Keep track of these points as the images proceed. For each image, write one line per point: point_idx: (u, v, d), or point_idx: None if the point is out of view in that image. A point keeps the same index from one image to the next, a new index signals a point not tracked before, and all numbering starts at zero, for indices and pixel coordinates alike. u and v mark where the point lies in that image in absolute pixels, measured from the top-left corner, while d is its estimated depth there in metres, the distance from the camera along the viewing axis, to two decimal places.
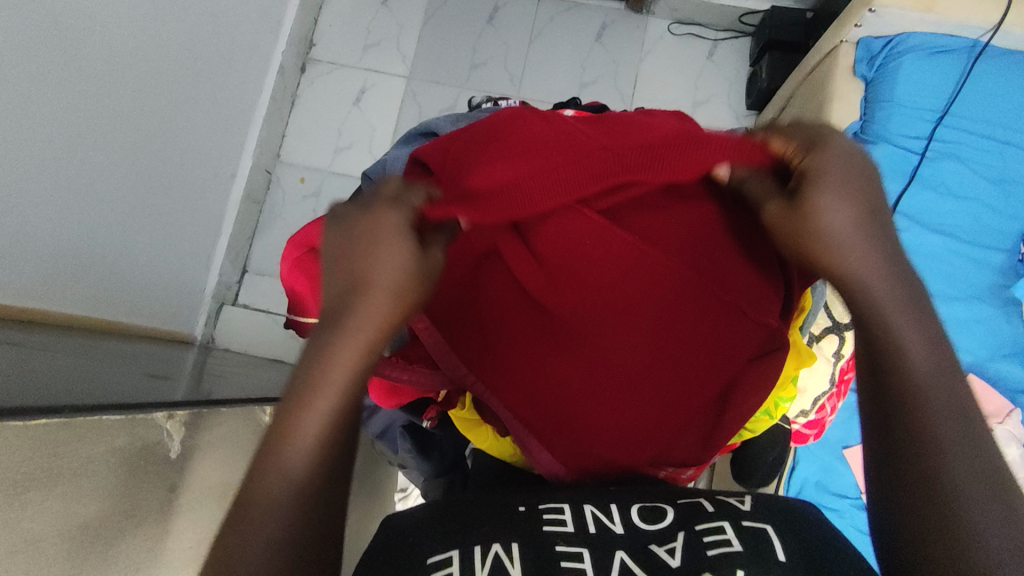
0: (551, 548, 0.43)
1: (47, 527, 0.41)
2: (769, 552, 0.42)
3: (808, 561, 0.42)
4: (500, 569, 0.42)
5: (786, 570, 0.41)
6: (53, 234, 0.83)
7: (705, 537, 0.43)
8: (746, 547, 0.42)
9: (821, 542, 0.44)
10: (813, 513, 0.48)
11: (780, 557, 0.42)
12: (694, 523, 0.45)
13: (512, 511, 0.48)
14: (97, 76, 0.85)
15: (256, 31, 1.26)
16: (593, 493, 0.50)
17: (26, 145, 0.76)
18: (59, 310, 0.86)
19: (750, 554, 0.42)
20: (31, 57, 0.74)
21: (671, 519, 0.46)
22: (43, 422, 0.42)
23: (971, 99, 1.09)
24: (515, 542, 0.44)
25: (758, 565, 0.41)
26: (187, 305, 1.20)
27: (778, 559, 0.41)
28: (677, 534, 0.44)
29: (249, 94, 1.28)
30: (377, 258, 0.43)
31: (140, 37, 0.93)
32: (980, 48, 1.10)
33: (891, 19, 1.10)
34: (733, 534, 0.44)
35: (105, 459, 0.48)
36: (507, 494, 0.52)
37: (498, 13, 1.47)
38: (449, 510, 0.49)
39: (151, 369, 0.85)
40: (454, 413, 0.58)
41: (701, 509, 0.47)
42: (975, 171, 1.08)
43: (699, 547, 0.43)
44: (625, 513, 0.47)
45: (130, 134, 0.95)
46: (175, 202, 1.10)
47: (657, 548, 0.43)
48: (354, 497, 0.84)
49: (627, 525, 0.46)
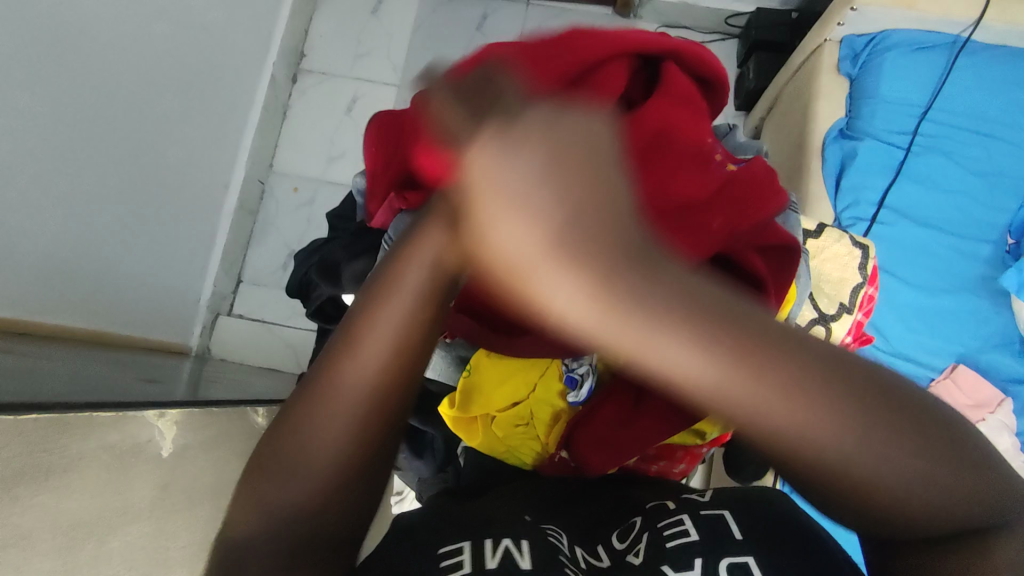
0: (554, 554, 0.43)
1: (38, 523, 0.42)
2: (725, 533, 0.43)
3: (763, 537, 0.42)
4: (509, 563, 0.42)
5: (743, 548, 0.42)
6: (47, 245, 0.83)
7: (663, 532, 0.44)
8: (702, 535, 0.43)
9: (785, 520, 0.44)
10: (777, 494, 0.48)
11: (736, 535, 0.42)
12: (656, 521, 0.45)
13: (513, 518, 0.47)
14: (88, 89, 0.86)
15: (246, 42, 1.27)
16: (582, 525, 0.50)
17: (20, 158, 0.77)
18: (55, 322, 0.86)
19: (706, 542, 0.42)
20: (23, 74, 0.75)
21: (638, 526, 0.47)
22: (32, 418, 0.44)
23: (954, 94, 1.10)
24: (524, 539, 0.44)
25: (715, 551, 0.42)
26: (182, 315, 1.20)
27: (734, 538, 0.42)
28: (642, 537, 0.45)
29: (240, 106, 1.29)
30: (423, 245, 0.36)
31: (129, 49, 0.93)
32: (961, 44, 1.12)
33: (874, 18, 1.12)
34: (690, 524, 0.44)
35: (96, 456, 0.48)
36: (501, 499, 0.52)
37: (486, 21, 1.48)
38: (446, 517, 0.48)
39: (145, 376, 0.85)
40: (445, 412, 0.59)
41: (664, 508, 0.47)
42: (960, 164, 1.09)
43: (659, 541, 0.43)
44: (609, 546, 0.47)
45: (123, 147, 0.95)
46: (168, 214, 1.10)
47: (629, 562, 0.44)
48: None
49: (613, 557, 0.46)
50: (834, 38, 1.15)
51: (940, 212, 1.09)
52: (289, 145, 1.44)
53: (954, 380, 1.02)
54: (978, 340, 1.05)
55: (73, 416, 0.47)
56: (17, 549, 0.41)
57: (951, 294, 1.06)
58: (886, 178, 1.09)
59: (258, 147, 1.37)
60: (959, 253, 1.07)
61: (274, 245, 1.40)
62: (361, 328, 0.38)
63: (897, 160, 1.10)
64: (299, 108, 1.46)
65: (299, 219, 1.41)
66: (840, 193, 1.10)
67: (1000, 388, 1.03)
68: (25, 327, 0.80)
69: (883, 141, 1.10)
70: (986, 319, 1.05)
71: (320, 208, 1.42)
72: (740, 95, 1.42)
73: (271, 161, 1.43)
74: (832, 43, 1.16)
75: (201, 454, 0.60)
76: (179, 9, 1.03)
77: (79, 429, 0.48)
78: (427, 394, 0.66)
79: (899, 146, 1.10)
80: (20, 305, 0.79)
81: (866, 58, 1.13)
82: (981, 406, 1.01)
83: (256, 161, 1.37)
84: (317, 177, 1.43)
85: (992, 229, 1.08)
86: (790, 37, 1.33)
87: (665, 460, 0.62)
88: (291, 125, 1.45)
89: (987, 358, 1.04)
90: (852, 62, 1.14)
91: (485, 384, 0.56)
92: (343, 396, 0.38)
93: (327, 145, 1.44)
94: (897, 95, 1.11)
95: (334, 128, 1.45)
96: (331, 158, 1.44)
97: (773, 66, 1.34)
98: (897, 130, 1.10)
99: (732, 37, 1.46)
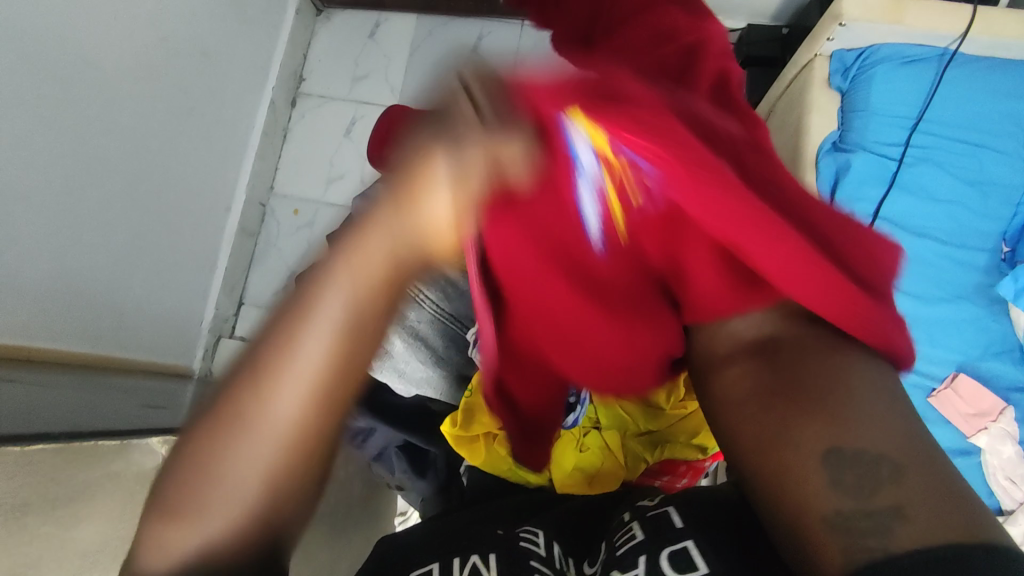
0: (525, 562, 0.42)
1: (45, 553, 0.42)
2: (665, 524, 0.41)
3: (716, 523, 0.40)
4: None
5: (681, 538, 0.40)
6: (51, 273, 0.84)
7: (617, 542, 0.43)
8: (648, 534, 0.41)
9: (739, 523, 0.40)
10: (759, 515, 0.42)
11: (675, 523, 0.41)
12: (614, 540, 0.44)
13: (487, 531, 0.46)
14: (91, 117, 0.88)
15: (246, 67, 1.29)
16: (561, 523, 0.49)
17: (26, 188, 0.79)
18: (58, 348, 0.86)
19: (650, 539, 0.41)
20: (27, 105, 0.77)
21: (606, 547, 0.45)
22: (40, 448, 0.44)
23: (944, 105, 1.12)
24: (492, 552, 0.44)
25: (658, 546, 0.40)
26: (184, 338, 1.20)
27: (673, 528, 0.40)
28: (607, 555, 0.43)
29: (241, 132, 1.31)
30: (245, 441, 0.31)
31: (131, 77, 0.95)
32: (949, 56, 1.13)
33: (862, 32, 1.13)
34: (637, 527, 0.42)
35: (102, 483, 0.49)
36: (482, 513, 0.50)
37: (482, 41, 1.49)
38: (447, 527, 0.48)
39: (148, 401, 0.86)
40: (445, 430, 0.57)
41: (623, 516, 0.46)
42: (954, 175, 1.10)
43: (614, 550, 0.42)
44: (582, 563, 0.46)
45: (125, 173, 0.97)
46: (171, 238, 1.11)
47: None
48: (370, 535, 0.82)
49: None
50: (824, 53, 1.18)
51: (936, 222, 1.09)
52: (289, 167, 1.46)
53: (957, 388, 1.02)
54: (978, 348, 1.05)
55: (79, 445, 0.49)
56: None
57: (949, 302, 1.06)
58: (880, 189, 1.10)
59: (258, 170, 1.38)
60: (958, 262, 1.08)
61: (276, 266, 1.41)
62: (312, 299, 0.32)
63: (890, 172, 1.10)
64: (299, 131, 1.48)
65: (299, 240, 1.42)
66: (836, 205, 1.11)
67: (1001, 396, 1.03)
68: (29, 352, 0.81)
69: (876, 153, 1.11)
70: (984, 326, 1.06)
71: (322, 228, 1.42)
72: None
73: (272, 184, 1.45)
74: (822, 57, 1.18)
75: None
76: (180, 40, 1.06)
77: (85, 457, 0.49)
78: (428, 415, 0.67)
79: (892, 157, 1.11)
80: (23, 332, 0.80)
81: (856, 71, 1.15)
82: (983, 414, 1.01)
83: (257, 184, 1.38)
84: (317, 199, 1.45)
85: (986, 237, 1.09)
86: (780, 52, 1.36)
87: (668, 476, 0.58)
88: (291, 148, 1.47)
89: (988, 366, 1.04)
90: (843, 75, 1.16)
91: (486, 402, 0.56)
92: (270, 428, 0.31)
93: (327, 167, 1.46)
94: (888, 106, 1.12)
95: (334, 150, 1.46)
96: (331, 179, 1.46)
97: (763, 80, 1.37)
98: (888, 142, 1.11)
99: None
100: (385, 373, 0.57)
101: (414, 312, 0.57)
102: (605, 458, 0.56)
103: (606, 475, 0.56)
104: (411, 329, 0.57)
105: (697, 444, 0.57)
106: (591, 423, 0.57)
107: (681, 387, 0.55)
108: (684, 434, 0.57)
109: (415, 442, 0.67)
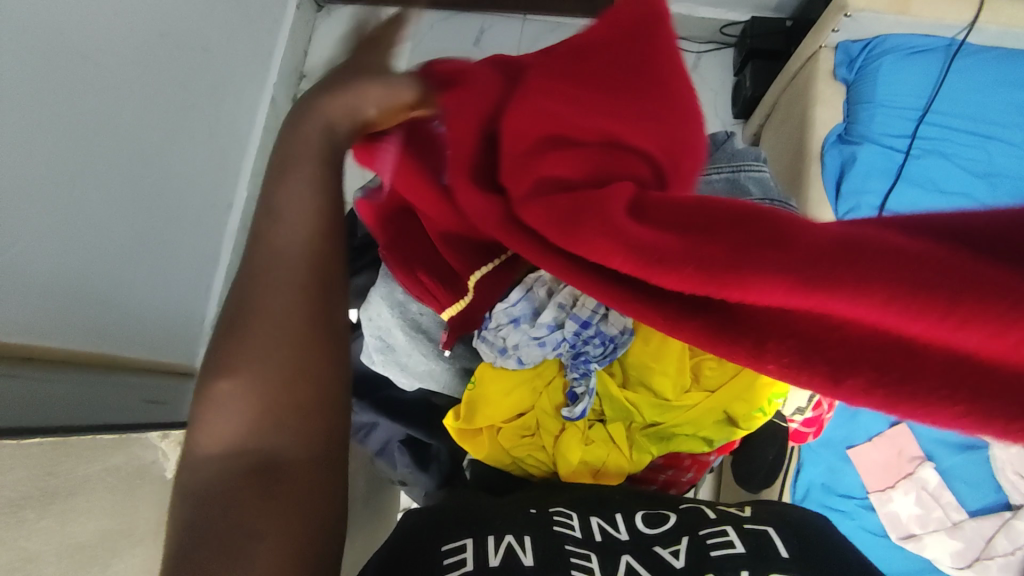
0: (560, 547, 0.42)
1: (44, 546, 0.41)
2: (770, 550, 0.41)
3: (812, 560, 0.41)
4: (513, 559, 0.41)
5: (788, 566, 0.40)
6: (51, 270, 0.84)
7: (706, 539, 0.42)
8: (748, 548, 0.41)
9: (816, 537, 0.43)
10: (826, 527, 0.45)
11: (782, 553, 0.41)
12: (697, 528, 0.43)
13: (521, 512, 0.45)
14: (90, 112, 0.87)
15: (248, 63, 1.28)
16: (599, 500, 0.48)
17: (26, 184, 0.78)
18: (59, 346, 0.85)
19: (752, 556, 0.41)
20: (25, 100, 0.76)
21: (674, 522, 0.44)
22: (37, 441, 0.43)
23: (950, 96, 1.11)
24: (528, 534, 0.43)
25: (760, 566, 0.40)
26: (187, 335, 1.20)
27: (779, 556, 0.41)
28: (680, 537, 0.43)
29: (242, 128, 1.30)
30: (218, 396, 0.37)
31: (131, 72, 0.94)
32: (956, 47, 1.11)
33: (869, 23, 1.12)
34: (735, 536, 0.42)
35: (100, 477, 0.48)
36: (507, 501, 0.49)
37: (484, 36, 1.49)
38: (457, 506, 0.46)
39: (148, 396, 0.85)
40: (448, 424, 0.57)
41: (703, 514, 0.45)
42: (962, 167, 1.09)
43: (702, 549, 0.42)
44: (631, 519, 0.45)
45: (126, 168, 0.96)
46: (172, 235, 1.11)
47: (657, 552, 0.42)
48: (376, 531, 0.82)
49: (632, 532, 0.44)
50: (829, 45, 1.15)
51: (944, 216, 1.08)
52: None
53: None
54: None
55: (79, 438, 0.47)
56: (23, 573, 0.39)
57: None
58: (885, 182, 1.09)
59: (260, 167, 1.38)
60: None
61: None
62: (280, 201, 0.40)
63: (897, 164, 1.09)
64: None
65: None
66: (841, 198, 1.09)
67: None
68: (30, 350, 0.80)
69: (883, 145, 1.10)
70: None
71: None
72: (737, 102, 1.43)
73: None
74: (828, 49, 1.16)
75: None
76: (179, 33, 1.05)
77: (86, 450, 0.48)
78: (432, 408, 0.67)
79: (898, 149, 1.10)
80: (24, 329, 0.79)
81: (862, 62, 1.13)
82: None
83: None
84: None
85: None
86: (784, 44, 1.34)
87: (673, 470, 0.61)
88: None
89: None
90: (848, 67, 1.15)
91: (491, 395, 0.55)
92: (279, 263, 0.39)
93: None
94: (892, 98, 1.11)
95: None
96: None
97: (768, 73, 1.35)
98: (896, 134, 1.10)
99: (726, 47, 1.47)
100: (387, 366, 0.58)
101: (415, 303, 0.57)
102: (610, 452, 0.55)
103: (611, 469, 0.55)
104: (413, 320, 0.57)
105: (701, 436, 0.58)
106: (596, 416, 0.57)
107: (687, 378, 0.55)
108: (689, 428, 0.56)
109: (417, 437, 0.66)
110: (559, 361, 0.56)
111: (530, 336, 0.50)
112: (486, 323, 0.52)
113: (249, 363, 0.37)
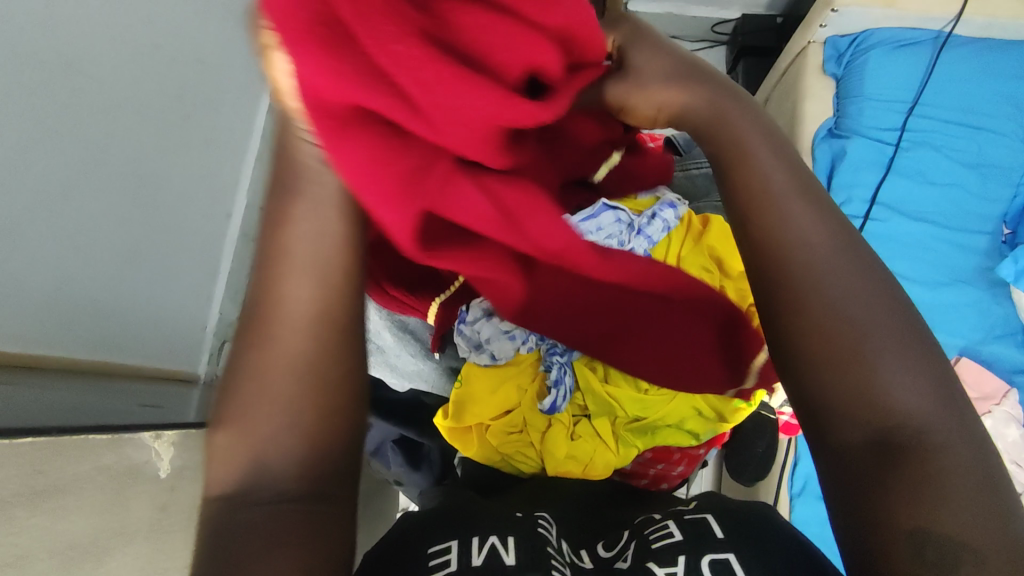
0: (542, 549, 0.42)
1: (35, 543, 0.43)
2: (708, 532, 0.42)
3: (755, 541, 0.40)
4: (496, 556, 0.41)
5: (726, 547, 0.40)
6: (51, 281, 0.85)
7: (650, 537, 0.43)
8: (687, 535, 0.42)
9: (757, 518, 0.42)
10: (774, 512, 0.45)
11: (718, 534, 0.41)
12: (643, 530, 0.44)
13: (505, 515, 0.46)
14: (86, 125, 0.89)
15: (244, 72, 1.30)
16: (573, 520, 0.49)
17: (24, 196, 0.79)
18: (61, 355, 0.87)
19: (691, 542, 0.41)
20: (22, 115, 0.78)
21: (626, 536, 0.46)
22: (27, 441, 0.45)
23: (940, 88, 1.11)
24: (510, 534, 0.43)
25: (700, 549, 0.40)
26: (188, 342, 1.21)
27: (716, 537, 0.41)
28: (630, 545, 0.44)
29: (239, 136, 1.32)
30: (240, 416, 0.37)
31: (128, 84, 0.96)
32: (944, 39, 1.12)
33: (856, 18, 1.14)
34: (675, 528, 0.43)
35: (92, 476, 0.50)
36: (498, 502, 0.50)
37: None
38: (447, 507, 0.47)
39: (145, 402, 0.86)
40: (438, 423, 0.57)
41: (650, 518, 0.46)
42: (952, 158, 1.10)
43: (645, 546, 0.42)
44: (594, 550, 0.46)
45: (124, 180, 0.98)
46: (171, 243, 1.12)
47: (617, 568, 0.43)
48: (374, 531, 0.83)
49: (596, 560, 0.45)
50: (818, 40, 1.16)
51: (933, 206, 1.09)
52: None
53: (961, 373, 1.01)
54: (981, 331, 1.04)
55: (69, 439, 0.49)
56: (14, 569, 0.41)
57: (951, 286, 1.05)
58: (877, 175, 1.09)
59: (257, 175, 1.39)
60: (955, 244, 1.07)
61: None
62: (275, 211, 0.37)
63: (888, 157, 1.10)
64: None
65: None
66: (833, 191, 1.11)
67: (1006, 379, 1.01)
68: (32, 360, 0.82)
69: (873, 138, 1.10)
70: (985, 309, 1.05)
71: None
72: None
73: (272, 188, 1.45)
74: (816, 44, 1.17)
75: (193, 474, 0.61)
76: (174, 44, 1.06)
77: (76, 449, 0.50)
78: (422, 407, 0.68)
79: (889, 142, 1.11)
80: (26, 340, 0.81)
81: (850, 57, 1.14)
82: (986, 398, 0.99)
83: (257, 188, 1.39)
84: None
85: (986, 220, 1.08)
86: (775, 41, 1.35)
87: (663, 463, 0.61)
88: None
89: (991, 350, 1.03)
90: (837, 62, 1.15)
91: (477, 392, 0.56)
92: (287, 319, 0.37)
93: None
94: (882, 92, 1.12)
95: None
96: None
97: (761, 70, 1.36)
98: (885, 127, 1.10)
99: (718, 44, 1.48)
100: (377, 366, 0.60)
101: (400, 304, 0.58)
102: (597, 447, 0.56)
103: (599, 464, 0.56)
104: (400, 321, 0.58)
105: (686, 428, 0.58)
106: (580, 411, 0.58)
107: None
108: (671, 420, 0.57)
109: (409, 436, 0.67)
110: (533, 353, 0.56)
111: (504, 331, 0.53)
112: (463, 318, 0.53)
113: (258, 370, 0.37)
